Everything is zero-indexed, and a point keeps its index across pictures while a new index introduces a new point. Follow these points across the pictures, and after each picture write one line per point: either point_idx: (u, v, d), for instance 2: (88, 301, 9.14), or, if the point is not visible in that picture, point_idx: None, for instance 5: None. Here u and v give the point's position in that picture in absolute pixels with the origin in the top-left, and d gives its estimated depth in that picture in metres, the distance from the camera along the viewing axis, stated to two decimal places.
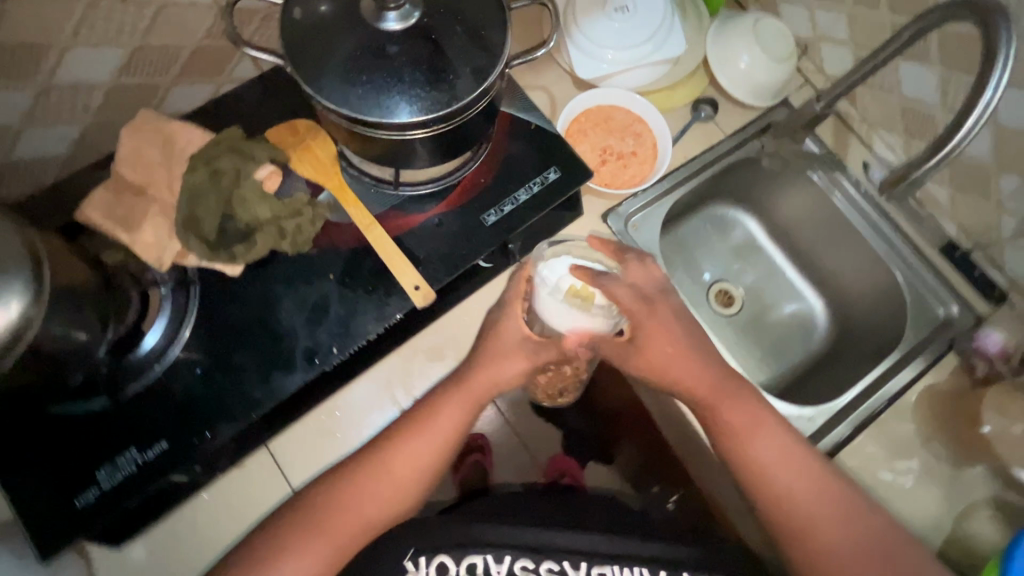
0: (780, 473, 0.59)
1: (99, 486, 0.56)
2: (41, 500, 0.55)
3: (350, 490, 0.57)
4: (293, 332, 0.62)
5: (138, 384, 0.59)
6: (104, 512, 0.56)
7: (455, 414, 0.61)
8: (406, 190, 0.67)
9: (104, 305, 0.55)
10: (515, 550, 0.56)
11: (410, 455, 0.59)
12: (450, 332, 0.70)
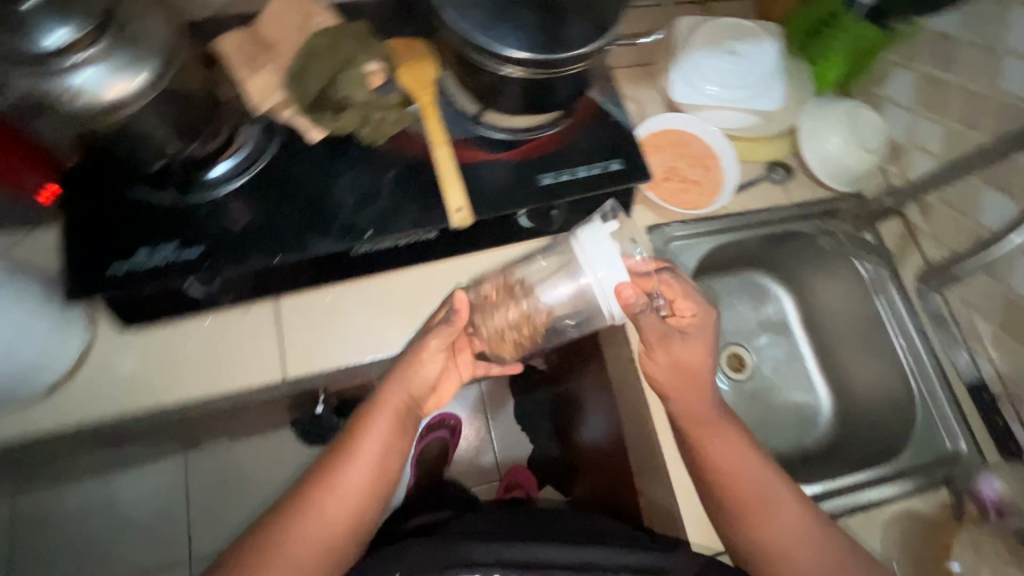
0: (775, 515, 0.67)
1: (132, 260, 0.62)
2: (83, 251, 0.62)
3: (308, 517, 0.64)
4: (339, 205, 0.67)
5: (203, 195, 0.67)
6: (126, 283, 0.62)
7: (380, 435, 0.68)
8: (482, 129, 0.73)
9: (204, 120, 0.62)
10: (502, 569, 0.68)
11: (365, 454, 0.67)
12: (466, 269, 0.76)
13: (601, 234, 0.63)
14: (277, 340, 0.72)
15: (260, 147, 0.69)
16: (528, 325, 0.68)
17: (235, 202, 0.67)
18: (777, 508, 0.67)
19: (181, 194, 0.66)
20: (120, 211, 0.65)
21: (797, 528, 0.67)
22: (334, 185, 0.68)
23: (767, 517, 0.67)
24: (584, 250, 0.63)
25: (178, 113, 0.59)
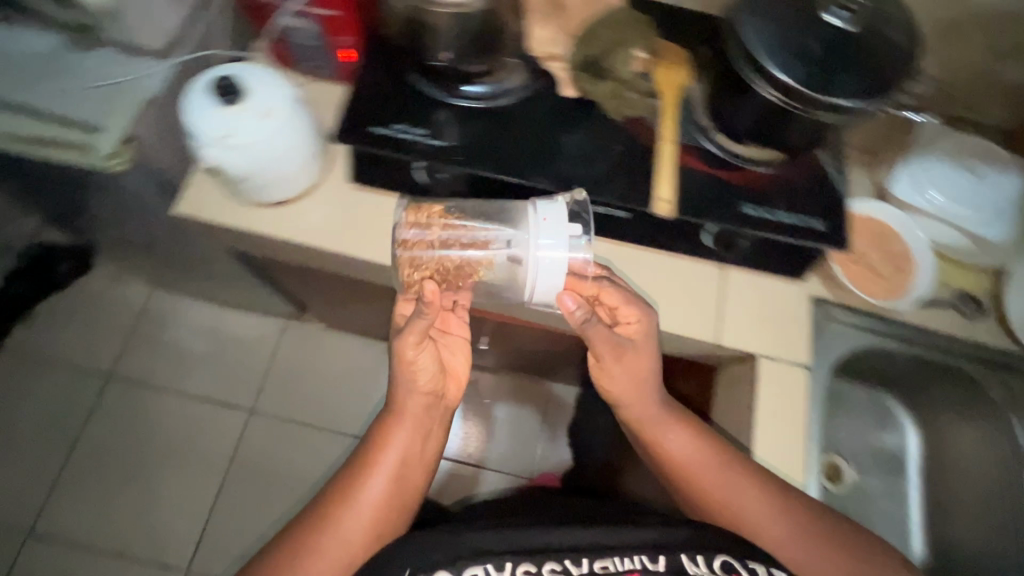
0: (712, 478, 0.73)
1: (389, 127, 0.72)
2: (357, 106, 0.73)
3: (334, 522, 0.69)
4: (565, 153, 0.74)
5: (458, 101, 0.75)
6: (377, 142, 0.71)
7: (404, 439, 0.74)
8: (707, 142, 0.77)
9: (488, 41, 0.72)
10: (514, 556, 0.66)
11: (370, 490, 0.71)
12: (641, 260, 0.81)
13: (558, 211, 0.66)
14: None
15: (518, 82, 0.77)
16: (446, 267, 0.70)
17: (482, 116, 0.75)
18: (721, 475, 0.72)
19: (442, 93, 0.75)
20: (392, 86, 0.75)
21: (738, 488, 0.72)
22: (566, 137, 0.75)
23: (711, 481, 0.73)
24: (539, 227, 0.65)
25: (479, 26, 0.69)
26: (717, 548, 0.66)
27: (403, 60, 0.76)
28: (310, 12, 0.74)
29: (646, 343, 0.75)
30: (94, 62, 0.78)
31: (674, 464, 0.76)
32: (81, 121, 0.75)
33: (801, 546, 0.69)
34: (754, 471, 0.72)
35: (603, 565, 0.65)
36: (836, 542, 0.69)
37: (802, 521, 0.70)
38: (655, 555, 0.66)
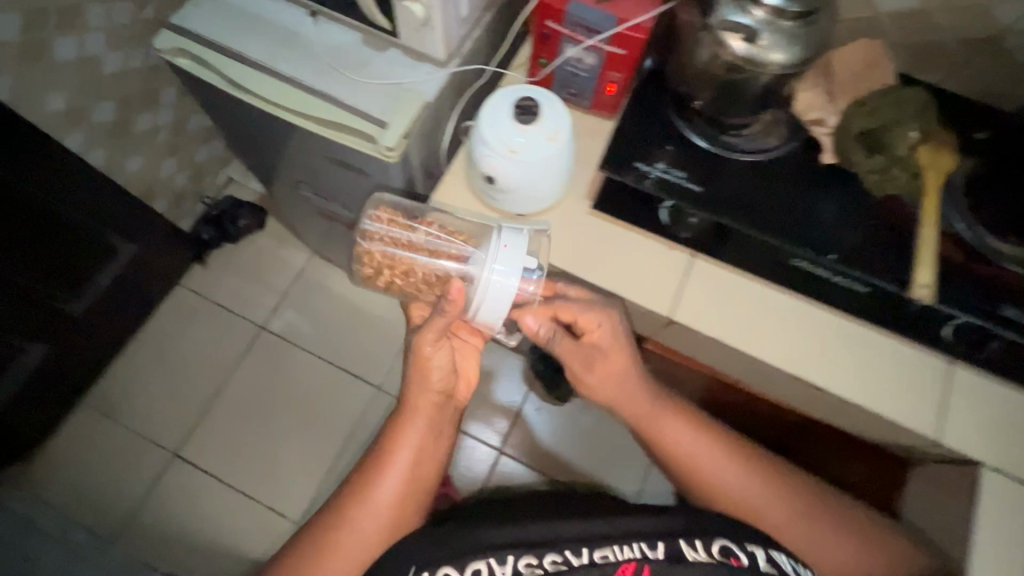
0: (729, 478, 0.78)
1: (653, 167, 0.77)
2: (628, 142, 0.78)
3: (351, 522, 0.73)
4: (823, 219, 0.75)
5: (722, 152, 0.78)
6: (641, 180, 0.76)
7: (417, 429, 0.76)
8: (971, 232, 0.75)
9: (751, 104, 0.76)
10: (516, 550, 0.72)
11: (396, 462, 0.75)
12: (870, 341, 0.78)
13: (519, 243, 0.70)
14: (677, 287, 0.79)
15: (782, 145, 0.78)
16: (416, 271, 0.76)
17: (741, 171, 0.77)
18: (721, 467, 0.78)
19: (707, 143, 0.78)
20: (659, 129, 0.79)
21: (743, 476, 0.78)
22: (823, 206, 0.75)
23: (712, 472, 0.78)
24: (498, 254, 0.69)
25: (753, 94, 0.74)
26: (713, 533, 0.72)
27: (675, 105, 0.80)
28: (600, 47, 0.75)
29: (629, 373, 0.80)
30: (387, 62, 0.86)
31: (687, 467, 0.79)
32: (370, 113, 0.83)
33: (795, 530, 0.76)
34: (745, 470, 0.78)
35: (603, 554, 0.72)
36: (818, 514, 0.76)
37: (788, 496, 0.77)
38: (654, 542, 0.72)
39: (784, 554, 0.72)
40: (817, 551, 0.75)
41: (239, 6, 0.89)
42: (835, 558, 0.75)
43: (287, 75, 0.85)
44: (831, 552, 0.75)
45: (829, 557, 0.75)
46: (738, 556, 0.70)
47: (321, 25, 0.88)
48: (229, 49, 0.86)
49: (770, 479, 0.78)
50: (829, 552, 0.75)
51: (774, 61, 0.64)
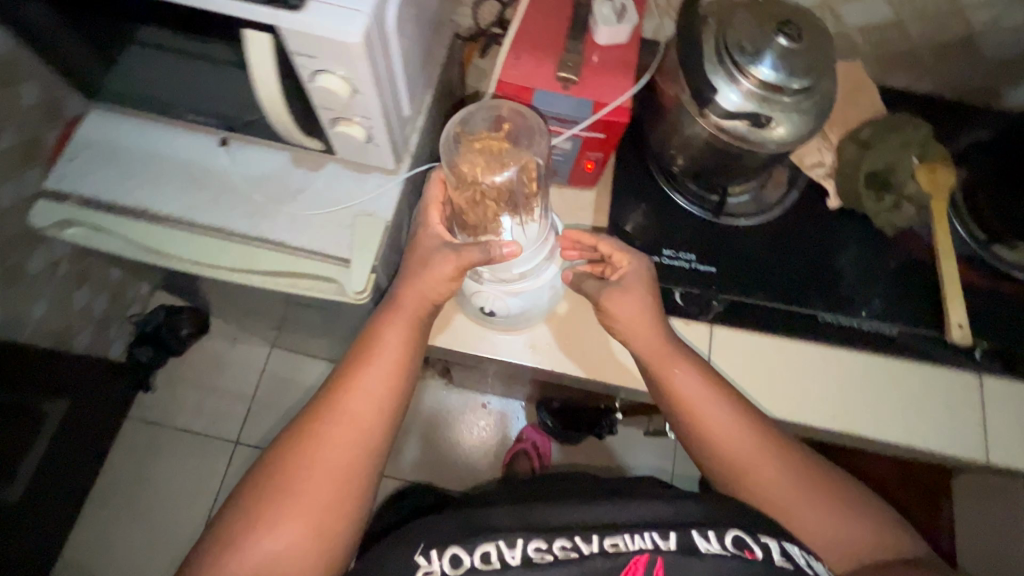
0: (739, 433, 0.53)
1: (660, 256, 0.71)
2: (627, 236, 0.72)
3: (315, 442, 0.50)
4: (840, 276, 0.71)
5: (726, 224, 0.72)
6: (650, 274, 0.69)
7: (393, 347, 0.55)
8: (986, 253, 0.72)
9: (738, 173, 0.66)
10: (527, 533, 0.48)
11: (372, 380, 0.53)
12: (910, 376, 0.69)
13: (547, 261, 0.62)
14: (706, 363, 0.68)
15: (780, 205, 0.73)
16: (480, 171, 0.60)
17: (749, 239, 0.72)
18: (716, 406, 0.54)
19: (708, 218, 0.72)
20: (653, 213, 0.73)
21: (740, 434, 0.53)
22: (841, 259, 0.72)
23: (708, 415, 0.54)
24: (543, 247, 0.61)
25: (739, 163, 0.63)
26: (727, 522, 0.48)
27: (664, 180, 0.74)
28: (576, 133, 0.65)
29: (650, 326, 0.57)
30: (328, 185, 0.73)
31: (688, 411, 0.54)
32: (325, 253, 0.71)
33: (800, 506, 0.52)
34: (748, 412, 0.54)
35: (615, 543, 0.47)
36: (835, 500, 0.52)
37: (798, 457, 0.53)
38: (666, 530, 0.47)
39: (797, 545, 0.47)
40: (828, 529, 0.51)
41: (126, 151, 0.72)
42: (840, 535, 0.51)
43: (212, 228, 0.71)
44: (832, 520, 0.51)
45: (826, 536, 0.51)
46: (755, 548, 0.46)
47: (237, 155, 0.74)
48: (132, 209, 0.71)
49: (764, 436, 0.54)
50: (829, 525, 0.51)
51: (776, 137, 0.56)
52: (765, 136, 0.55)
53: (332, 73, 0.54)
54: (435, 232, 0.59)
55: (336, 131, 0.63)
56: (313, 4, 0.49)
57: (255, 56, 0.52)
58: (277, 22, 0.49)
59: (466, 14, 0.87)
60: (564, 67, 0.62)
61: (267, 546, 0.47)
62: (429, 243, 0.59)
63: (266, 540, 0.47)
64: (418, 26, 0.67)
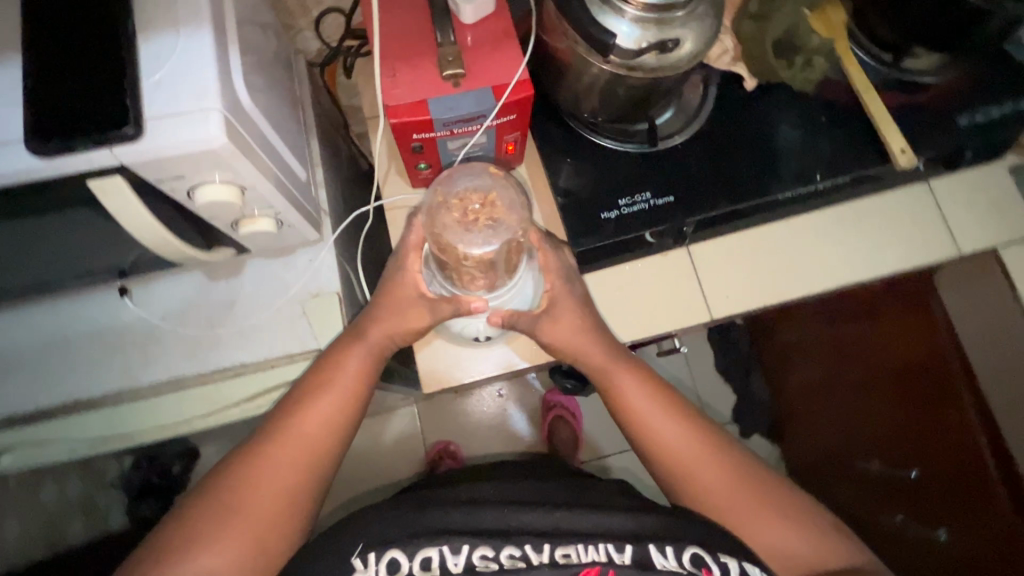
0: (678, 438, 0.56)
1: (617, 209, 0.68)
2: (577, 200, 0.68)
3: (261, 465, 0.51)
4: (786, 150, 0.71)
5: (665, 148, 0.70)
6: (616, 230, 0.67)
7: (357, 369, 0.56)
8: (900, 74, 0.74)
9: (649, 100, 0.63)
10: (474, 540, 0.50)
11: (326, 408, 0.54)
12: (865, 209, 0.78)
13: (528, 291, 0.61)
14: (697, 282, 0.74)
15: (704, 108, 0.72)
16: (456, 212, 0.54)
17: (690, 152, 0.70)
18: (660, 416, 0.57)
19: (644, 150, 0.70)
20: (588, 167, 0.70)
21: (689, 442, 0.56)
22: (777, 134, 0.71)
23: (653, 422, 0.57)
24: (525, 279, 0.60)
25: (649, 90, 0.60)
26: (686, 539, 0.50)
27: (587, 129, 0.70)
28: (487, 125, 0.61)
29: (589, 342, 0.60)
30: (257, 285, 0.66)
31: (636, 418, 0.58)
32: (289, 355, 0.64)
33: (746, 520, 0.53)
34: (697, 424, 0.57)
35: (565, 554, 0.50)
36: (783, 515, 0.53)
37: (747, 472, 0.55)
38: (622, 542, 0.50)
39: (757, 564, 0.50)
40: (780, 543, 0.52)
41: (17, 348, 0.63)
42: (792, 550, 0.52)
43: (158, 385, 0.63)
44: (779, 533, 0.52)
45: (778, 551, 0.52)
46: (712, 568, 0.48)
47: (143, 296, 0.65)
48: (60, 406, 0.62)
49: (712, 445, 0.56)
50: (779, 539, 0.52)
51: (685, 56, 0.53)
52: (676, 58, 0.53)
53: (208, 182, 0.47)
54: (411, 282, 0.59)
55: (241, 233, 0.55)
56: (149, 123, 0.41)
57: (113, 202, 0.45)
58: (118, 160, 0.41)
59: (308, 38, 0.78)
60: (445, 64, 0.56)
61: (189, 571, 0.46)
62: (404, 291, 0.59)
63: (192, 560, 0.46)
64: (270, 81, 0.59)
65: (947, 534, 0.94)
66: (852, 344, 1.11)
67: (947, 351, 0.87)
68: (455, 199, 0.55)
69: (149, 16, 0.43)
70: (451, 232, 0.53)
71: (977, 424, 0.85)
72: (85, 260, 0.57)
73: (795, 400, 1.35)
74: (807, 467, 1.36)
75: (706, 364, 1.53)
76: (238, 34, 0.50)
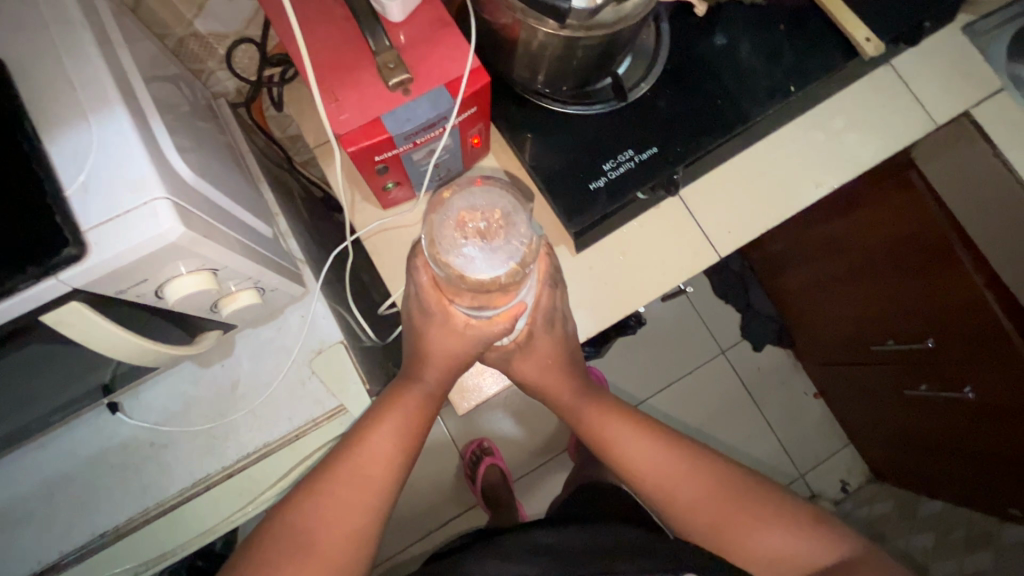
0: (649, 458, 0.62)
1: (603, 176, 0.64)
2: (559, 176, 0.65)
3: (323, 509, 0.48)
4: (752, 69, 0.68)
5: (634, 99, 0.66)
6: (609, 198, 0.64)
7: (411, 406, 0.54)
8: None
9: (609, 55, 0.59)
10: None
11: (383, 445, 0.51)
12: (841, 106, 0.77)
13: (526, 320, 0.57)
14: (697, 225, 0.72)
15: (661, 46, 0.68)
16: (465, 238, 0.45)
17: (659, 97, 0.67)
18: (634, 442, 0.63)
19: (613, 107, 0.66)
20: (560, 140, 0.66)
21: (660, 462, 0.62)
22: (739, 54, 0.68)
23: (632, 453, 0.62)
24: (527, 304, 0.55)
25: (606, 47, 0.55)
26: None
27: (548, 100, 0.66)
28: (450, 126, 0.56)
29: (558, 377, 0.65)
30: (255, 358, 0.61)
31: (611, 452, 0.64)
32: (313, 420, 0.60)
33: (732, 524, 0.58)
34: (674, 448, 0.62)
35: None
36: (758, 514, 0.58)
37: (727, 485, 0.60)
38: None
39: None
40: (767, 549, 0.57)
41: (20, 499, 0.57)
42: (781, 555, 0.57)
43: (185, 491, 0.58)
44: (767, 539, 0.57)
45: (772, 557, 0.57)
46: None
47: (136, 406, 0.59)
48: (88, 545, 0.57)
49: (691, 468, 0.61)
50: (766, 542, 0.57)
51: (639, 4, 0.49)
52: (631, 7, 0.49)
53: (175, 276, 0.42)
54: (445, 316, 0.52)
55: (226, 314, 0.50)
56: (91, 234, 0.35)
57: (76, 329, 0.40)
58: (69, 285, 0.36)
59: (223, 79, 0.71)
60: (388, 73, 0.50)
61: None
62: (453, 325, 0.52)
63: None
64: (203, 141, 0.53)
65: (975, 389, 0.96)
66: (844, 238, 1.13)
67: (939, 221, 0.90)
68: (454, 233, 0.46)
69: (47, 111, 0.36)
70: (471, 264, 0.44)
71: (980, 281, 0.86)
72: (63, 386, 0.52)
73: (799, 304, 1.38)
74: (829, 365, 1.39)
75: (705, 292, 1.54)
76: (153, 101, 0.44)
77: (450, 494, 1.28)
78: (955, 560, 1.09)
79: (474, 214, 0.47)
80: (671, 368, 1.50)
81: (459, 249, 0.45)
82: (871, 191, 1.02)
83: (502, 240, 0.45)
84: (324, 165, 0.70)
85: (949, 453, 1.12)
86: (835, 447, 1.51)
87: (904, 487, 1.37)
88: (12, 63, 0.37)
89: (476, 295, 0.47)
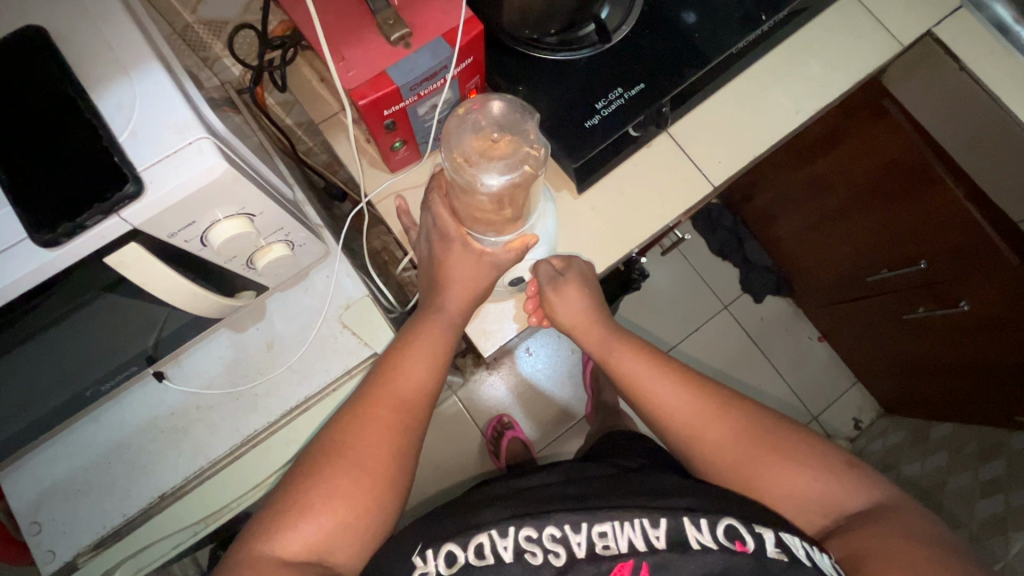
0: (677, 403, 0.61)
1: (598, 114, 0.68)
2: (556, 118, 0.68)
3: (368, 430, 0.56)
4: (723, 4, 0.72)
5: (616, 42, 0.71)
6: (605, 133, 0.67)
7: (436, 334, 0.61)
8: None
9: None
10: (517, 520, 0.56)
11: (414, 371, 0.59)
12: (812, 34, 0.80)
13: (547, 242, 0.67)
14: (689, 158, 0.75)
15: None
16: (476, 152, 0.55)
17: (641, 38, 0.71)
18: (657, 384, 0.62)
19: (599, 50, 0.70)
20: (553, 85, 0.70)
21: (696, 411, 0.60)
22: None
23: (656, 395, 0.62)
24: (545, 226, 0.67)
25: None
26: (718, 512, 0.55)
27: (537, 50, 0.70)
28: (450, 77, 0.60)
29: (593, 319, 0.67)
30: (287, 319, 0.64)
31: (644, 397, 0.62)
32: (348, 371, 0.64)
33: (773, 478, 0.57)
34: (694, 392, 0.61)
35: (602, 532, 0.55)
36: (804, 470, 0.57)
37: (755, 427, 0.59)
38: (657, 517, 0.55)
39: (794, 535, 0.54)
40: (788, 486, 0.57)
41: (76, 471, 0.60)
42: (797, 492, 0.57)
43: (234, 449, 0.62)
44: (788, 476, 0.57)
45: (792, 492, 0.57)
46: (745, 539, 0.53)
47: (180, 373, 0.63)
48: (148, 507, 0.61)
49: (716, 408, 0.60)
50: (797, 488, 0.56)
51: None
52: None
53: (216, 222, 0.45)
54: (465, 246, 0.61)
55: (261, 268, 0.54)
56: (146, 174, 0.39)
57: (134, 271, 0.44)
58: (130, 223, 0.39)
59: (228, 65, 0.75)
60: (389, 29, 0.55)
61: (303, 534, 0.51)
62: (469, 258, 0.61)
63: (298, 526, 0.51)
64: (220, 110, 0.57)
65: (969, 302, 0.99)
66: (829, 175, 1.16)
67: (916, 142, 0.93)
68: (470, 151, 0.55)
69: (92, 71, 0.40)
70: (478, 169, 0.53)
71: (961, 195, 0.90)
72: (115, 354, 0.55)
73: (794, 249, 1.42)
74: (831, 306, 1.42)
75: (701, 250, 1.58)
76: (181, 68, 0.47)
77: (476, 467, 1.30)
78: (971, 472, 1.10)
79: (495, 133, 0.56)
80: (678, 326, 1.54)
81: (472, 161, 0.54)
82: (840, 125, 1.05)
83: (510, 156, 0.54)
84: (332, 136, 0.73)
85: (950, 372, 1.16)
86: (845, 387, 1.55)
87: (913, 416, 1.39)
88: (54, 33, 0.41)
89: (495, 202, 0.55)
